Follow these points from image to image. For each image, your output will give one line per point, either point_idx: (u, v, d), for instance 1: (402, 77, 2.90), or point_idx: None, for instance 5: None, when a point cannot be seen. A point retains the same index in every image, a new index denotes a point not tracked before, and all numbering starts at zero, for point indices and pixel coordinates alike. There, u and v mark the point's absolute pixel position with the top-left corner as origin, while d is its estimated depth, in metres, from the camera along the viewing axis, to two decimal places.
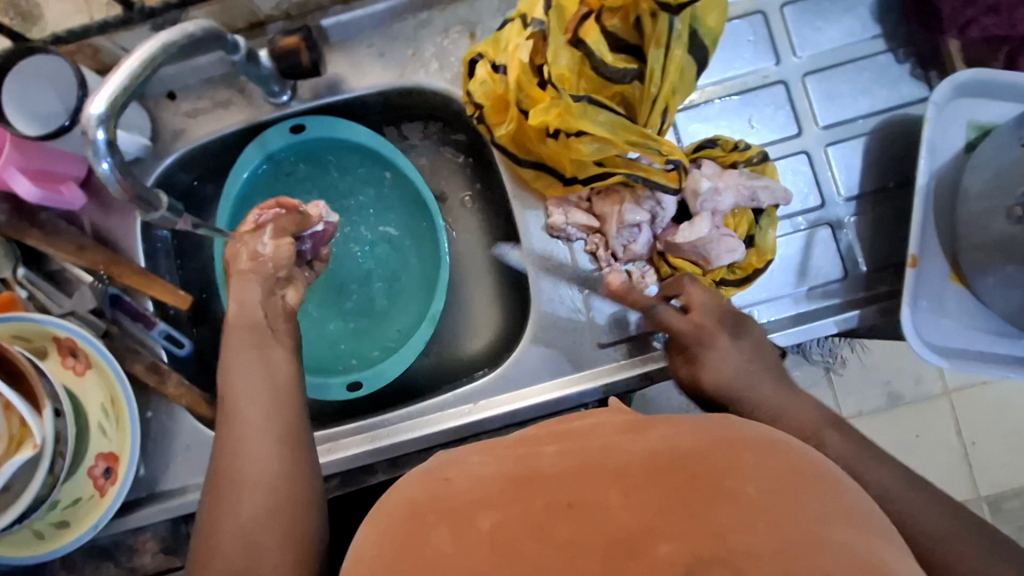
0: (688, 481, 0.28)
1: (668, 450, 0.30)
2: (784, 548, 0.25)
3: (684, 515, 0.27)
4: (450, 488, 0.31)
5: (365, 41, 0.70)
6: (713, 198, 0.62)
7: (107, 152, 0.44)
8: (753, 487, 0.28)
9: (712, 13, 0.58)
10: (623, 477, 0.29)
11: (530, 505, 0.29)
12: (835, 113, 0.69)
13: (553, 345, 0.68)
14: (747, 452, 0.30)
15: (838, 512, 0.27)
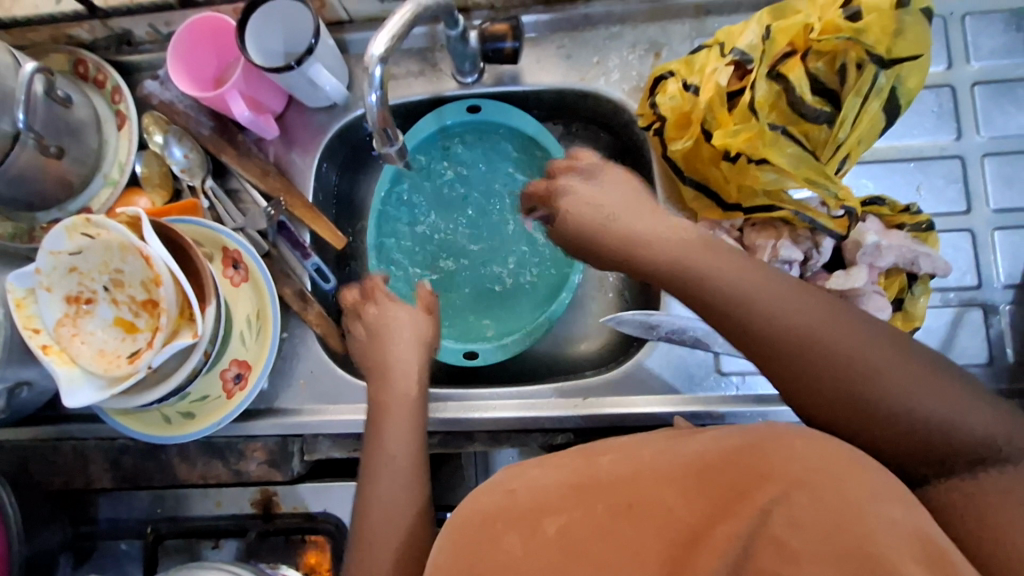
0: (733, 478, 0.36)
1: (713, 457, 0.38)
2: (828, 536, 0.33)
3: (730, 510, 0.35)
4: (517, 498, 0.41)
5: (556, 42, 0.75)
6: (874, 253, 0.62)
7: (379, 86, 0.48)
8: (865, 505, 0.34)
9: (916, 75, 0.59)
10: (676, 483, 0.37)
11: (592, 508, 0.39)
12: (1009, 199, 0.68)
13: (674, 361, 0.70)
14: (797, 444, 0.36)
15: (879, 497, 0.34)
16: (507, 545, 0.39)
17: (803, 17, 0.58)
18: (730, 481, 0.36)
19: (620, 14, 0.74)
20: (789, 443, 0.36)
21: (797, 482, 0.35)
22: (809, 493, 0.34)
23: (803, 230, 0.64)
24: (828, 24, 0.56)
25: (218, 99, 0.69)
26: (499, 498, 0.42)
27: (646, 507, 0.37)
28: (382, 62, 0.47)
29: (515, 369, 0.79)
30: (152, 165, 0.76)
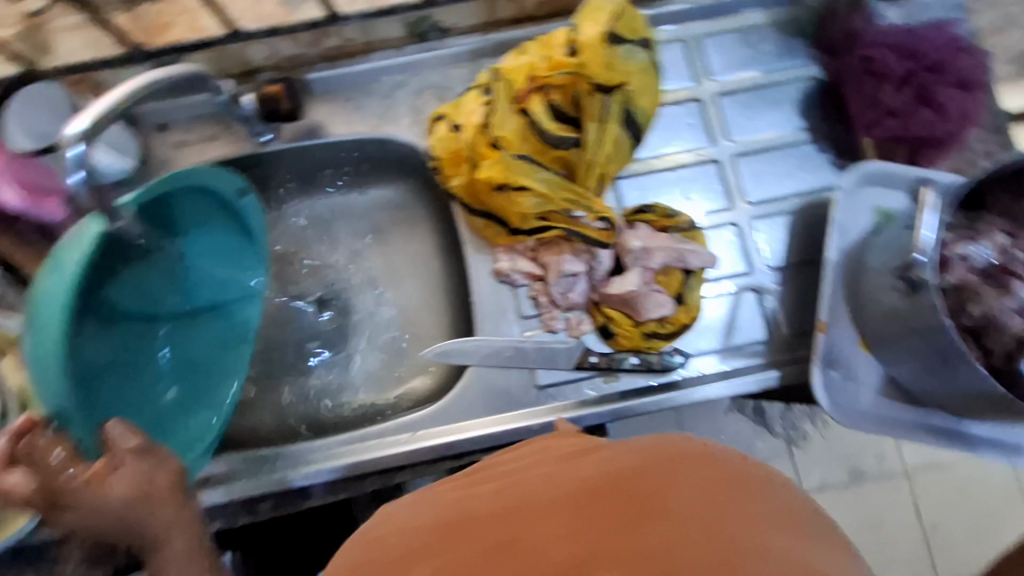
0: (626, 500, 0.38)
1: (610, 477, 0.40)
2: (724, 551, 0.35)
3: (627, 528, 0.37)
4: (383, 544, 0.42)
5: (345, 95, 0.78)
6: (644, 257, 0.68)
7: (78, 166, 0.49)
8: (746, 512, 0.38)
9: (645, 96, 0.65)
10: (556, 508, 0.39)
11: (465, 547, 0.39)
12: (764, 192, 0.77)
13: (491, 383, 0.72)
14: (680, 470, 0.41)
15: (765, 516, 0.38)
16: None
17: (532, 56, 0.64)
18: (633, 500, 0.38)
19: (402, 63, 0.78)
20: (686, 468, 0.41)
21: (683, 510, 0.37)
22: (701, 513, 0.37)
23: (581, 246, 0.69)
24: (554, 61, 0.62)
25: None
26: (363, 553, 0.43)
27: (528, 540, 0.38)
28: (80, 139, 0.49)
29: (347, 419, 0.77)
30: None
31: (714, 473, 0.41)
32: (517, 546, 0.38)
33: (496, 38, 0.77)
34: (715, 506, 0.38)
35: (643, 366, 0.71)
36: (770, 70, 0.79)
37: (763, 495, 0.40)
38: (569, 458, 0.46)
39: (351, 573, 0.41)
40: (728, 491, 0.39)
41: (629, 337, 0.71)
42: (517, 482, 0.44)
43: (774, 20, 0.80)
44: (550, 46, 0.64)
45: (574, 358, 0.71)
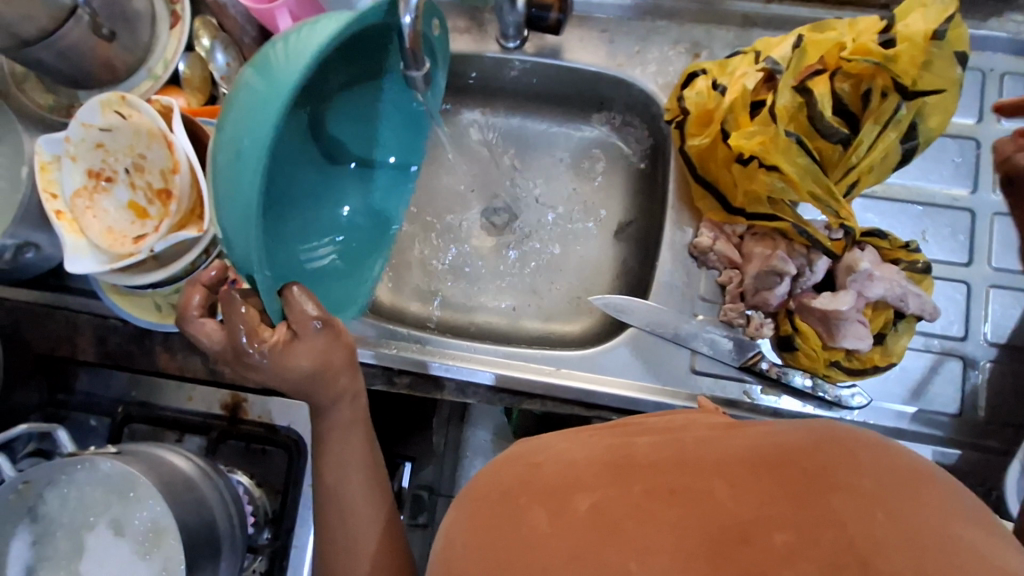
0: (796, 475, 0.33)
1: (779, 450, 0.35)
2: (912, 548, 0.28)
3: (796, 502, 0.32)
4: (542, 472, 0.40)
5: (601, 26, 0.77)
6: (865, 281, 0.63)
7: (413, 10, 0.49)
8: (930, 505, 0.31)
9: (937, 116, 0.59)
10: (726, 472, 0.35)
11: (629, 488, 0.36)
12: (1012, 261, 0.68)
13: (650, 351, 0.71)
14: (857, 456, 0.34)
15: (959, 517, 0.30)
16: (528, 519, 0.37)
17: (836, 34, 0.59)
18: (795, 483, 0.33)
19: (668, 10, 0.75)
20: (859, 456, 0.34)
21: (858, 491, 0.32)
22: (878, 503, 0.31)
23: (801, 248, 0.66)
24: (859, 45, 0.57)
25: (267, 14, 0.72)
26: (520, 471, 0.42)
27: (696, 492, 0.34)
28: None
29: (492, 329, 0.79)
30: (196, 68, 0.78)
31: (882, 459, 0.34)
32: (684, 496, 0.34)
33: (778, 12, 0.72)
34: (904, 491, 0.31)
35: (813, 392, 0.67)
36: None
37: (962, 501, 0.32)
38: (726, 429, 0.45)
39: (505, 493, 0.40)
40: (918, 483, 0.32)
41: (811, 356, 0.66)
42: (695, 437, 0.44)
43: None
44: (859, 30, 0.59)
45: (743, 357, 0.69)
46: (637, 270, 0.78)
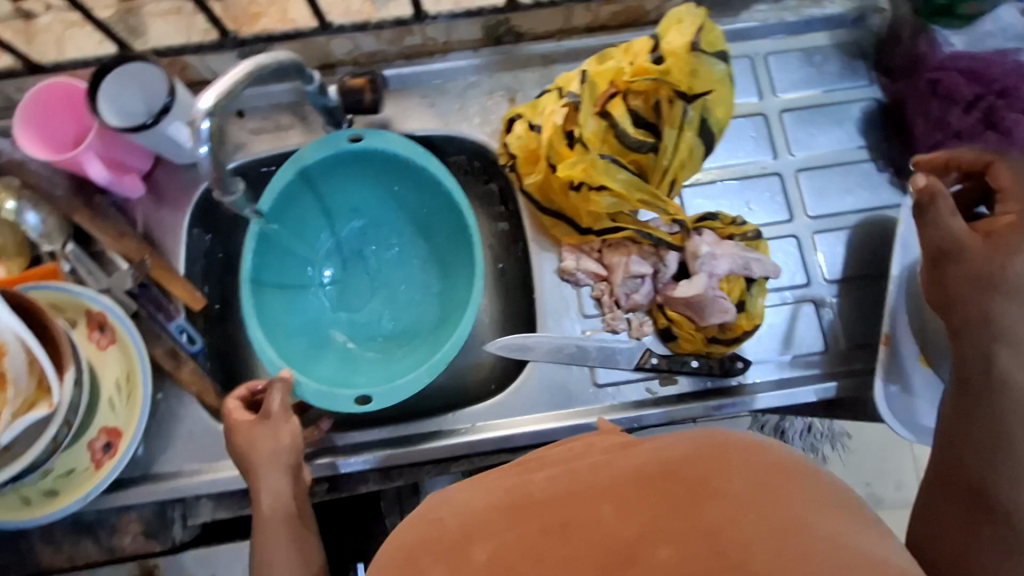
0: (678, 484, 0.36)
1: (662, 460, 0.38)
2: (777, 537, 0.32)
3: (676, 517, 0.34)
4: (443, 525, 0.38)
5: (419, 92, 0.81)
6: (711, 261, 0.69)
7: (207, 138, 0.52)
8: (794, 494, 0.35)
9: (722, 106, 0.67)
10: (612, 493, 0.36)
11: (526, 527, 0.36)
12: (823, 206, 0.78)
13: (553, 379, 0.73)
14: (732, 457, 0.37)
15: (819, 504, 0.35)
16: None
17: (615, 62, 0.66)
18: (676, 498, 0.35)
19: (476, 65, 0.80)
20: (731, 459, 0.37)
21: (730, 493, 0.34)
22: (755, 504, 0.34)
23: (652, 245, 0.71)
24: (637, 65, 0.65)
25: (72, 161, 0.69)
26: (423, 530, 0.39)
27: (583, 522, 0.35)
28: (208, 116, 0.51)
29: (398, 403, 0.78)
30: (6, 234, 0.72)
31: (743, 455, 0.38)
32: (576, 527, 0.35)
33: (570, 46, 0.79)
34: (769, 487, 0.35)
35: (702, 371, 0.72)
36: (832, 90, 0.81)
37: (818, 484, 0.37)
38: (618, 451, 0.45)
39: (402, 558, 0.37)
40: (790, 473, 0.37)
41: (690, 340, 0.71)
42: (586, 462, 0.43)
43: (838, 41, 0.82)
44: (635, 50, 0.66)
45: (635, 359, 0.72)
46: (520, 305, 0.80)
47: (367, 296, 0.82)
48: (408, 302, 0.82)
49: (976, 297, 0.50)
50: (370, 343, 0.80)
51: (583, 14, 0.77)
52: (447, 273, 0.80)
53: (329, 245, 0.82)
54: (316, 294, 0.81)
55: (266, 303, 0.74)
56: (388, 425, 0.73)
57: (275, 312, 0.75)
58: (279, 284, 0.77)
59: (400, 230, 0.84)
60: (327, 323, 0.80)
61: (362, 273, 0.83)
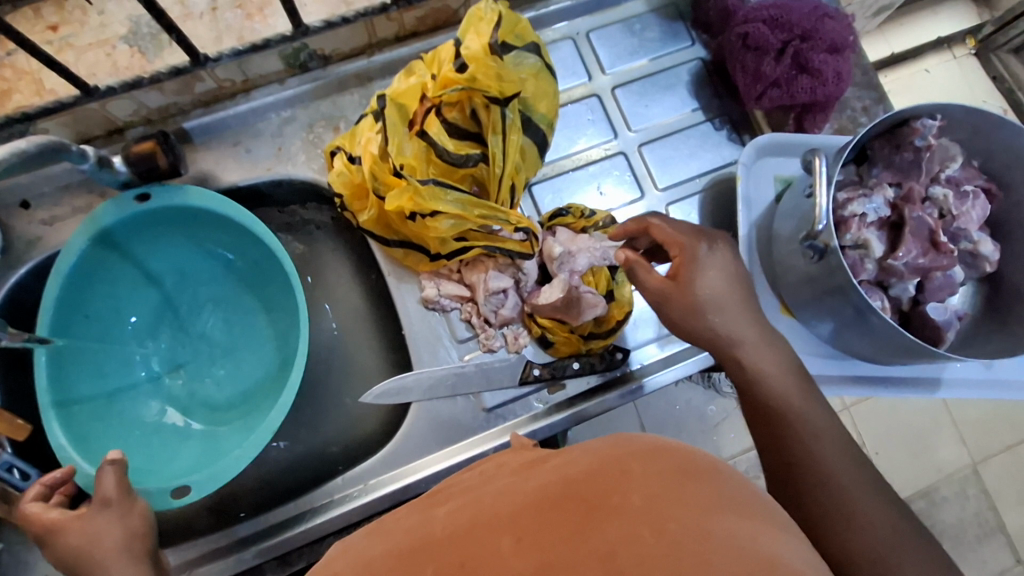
0: (579, 505, 0.31)
1: (563, 482, 0.34)
2: (675, 550, 0.28)
3: (574, 542, 0.30)
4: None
5: (230, 140, 0.73)
6: (568, 259, 0.67)
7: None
8: (701, 494, 0.32)
9: (543, 101, 0.64)
10: (515, 526, 0.31)
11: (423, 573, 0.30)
12: (671, 176, 0.77)
13: (440, 415, 0.69)
14: (634, 465, 0.34)
15: (726, 505, 0.32)
16: None
17: (418, 78, 0.63)
18: (571, 523, 0.30)
19: (285, 98, 0.73)
20: (631, 469, 0.33)
21: (628, 507, 0.31)
22: (660, 521, 0.30)
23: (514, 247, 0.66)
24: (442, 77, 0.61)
25: None
26: None
27: (480, 559, 0.30)
28: None
29: (289, 473, 0.73)
30: None
31: (647, 462, 0.34)
32: (475, 565, 0.30)
33: (384, 58, 0.73)
34: (669, 493, 0.31)
35: (586, 369, 0.70)
36: (658, 56, 0.80)
37: (727, 485, 0.34)
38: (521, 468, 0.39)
39: None
40: (695, 477, 0.33)
41: (567, 342, 0.69)
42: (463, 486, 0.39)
43: (655, 7, 0.81)
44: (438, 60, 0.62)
45: (518, 374, 0.70)
46: (395, 341, 0.76)
47: (210, 362, 0.75)
48: (256, 355, 0.75)
49: (687, 321, 0.58)
50: (226, 412, 0.73)
51: (386, 25, 0.71)
52: (282, 309, 0.74)
53: (151, 327, 0.74)
54: (155, 369, 0.74)
55: (83, 418, 0.66)
56: (284, 508, 0.67)
57: (100, 423, 0.67)
58: (98, 393, 0.69)
59: (234, 284, 0.76)
60: (172, 406, 0.73)
61: (202, 338, 0.76)
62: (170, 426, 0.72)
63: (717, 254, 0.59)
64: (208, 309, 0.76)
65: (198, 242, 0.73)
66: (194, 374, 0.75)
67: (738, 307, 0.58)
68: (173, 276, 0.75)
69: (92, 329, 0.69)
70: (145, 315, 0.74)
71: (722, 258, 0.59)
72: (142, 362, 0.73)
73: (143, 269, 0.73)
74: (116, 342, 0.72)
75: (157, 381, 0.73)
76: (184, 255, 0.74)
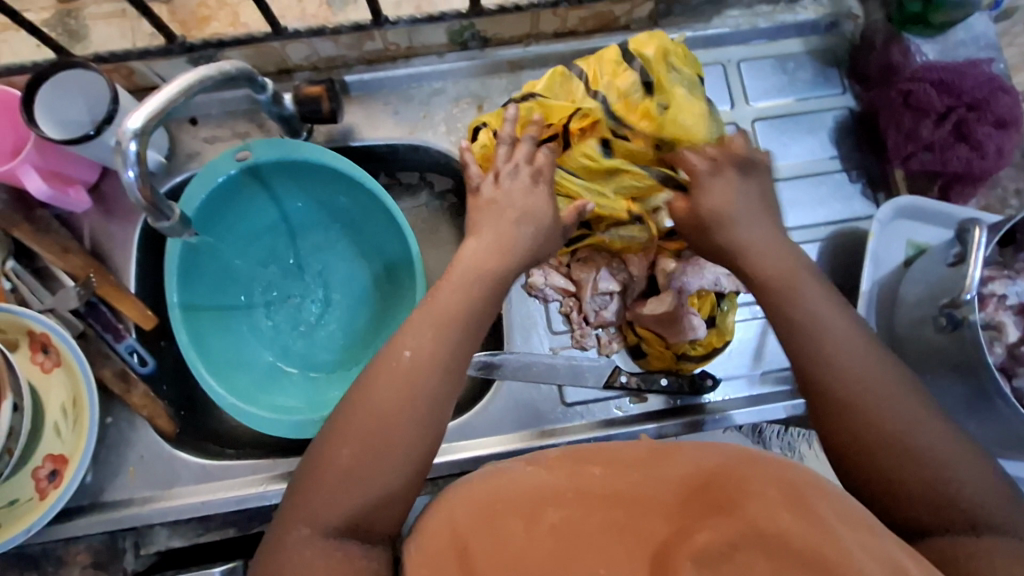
0: (719, 489, 0.37)
1: (699, 469, 0.39)
2: (808, 529, 0.34)
3: (718, 515, 0.35)
4: None
5: (382, 99, 0.77)
6: (681, 277, 0.68)
7: (135, 162, 0.49)
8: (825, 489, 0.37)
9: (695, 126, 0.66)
10: (663, 496, 0.37)
11: (586, 522, 0.37)
12: (795, 218, 0.76)
13: (520, 397, 0.71)
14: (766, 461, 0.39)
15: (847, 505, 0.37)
16: None
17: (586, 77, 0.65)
18: (716, 499, 0.36)
19: (440, 70, 0.77)
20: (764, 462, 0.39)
21: (763, 493, 0.36)
22: (797, 510, 0.35)
23: (630, 251, 0.70)
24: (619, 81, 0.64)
25: (9, 174, 0.65)
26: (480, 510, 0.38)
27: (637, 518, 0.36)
28: (137, 136, 0.48)
29: None
30: None
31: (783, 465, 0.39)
32: (632, 520, 0.36)
33: (539, 52, 0.76)
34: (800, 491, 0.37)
35: (672, 389, 0.71)
36: (805, 98, 0.79)
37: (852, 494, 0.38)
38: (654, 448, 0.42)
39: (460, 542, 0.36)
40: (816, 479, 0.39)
41: (659, 357, 0.70)
42: (586, 459, 0.42)
43: (812, 49, 0.80)
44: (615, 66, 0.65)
45: (604, 378, 0.71)
46: None
47: (313, 308, 0.81)
48: (355, 315, 0.81)
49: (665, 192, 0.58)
50: (321, 361, 0.79)
51: (550, 20, 0.74)
52: (388, 283, 0.80)
53: (267, 256, 0.81)
54: (264, 301, 0.81)
55: (202, 325, 0.74)
56: None
57: (215, 334, 0.75)
58: (217, 304, 0.77)
59: (349, 243, 0.82)
60: (272, 340, 0.80)
61: (310, 284, 0.82)
62: (261, 351, 0.79)
63: (720, 178, 0.59)
64: (320, 259, 0.82)
65: (329, 202, 0.79)
66: (297, 316, 0.81)
67: (742, 222, 0.57)
68: (297, 222, 0.81)
69: (224, 248, 0.77)
70: (265, 249, 0.81)
71: (734, 180, 0.58)
72: (256, 295, 0.80)
73: (272, 208, 0.79)
74: (236, 272, 0.79)
75: (264, 314, 0.80)
76: (314, 203, 0.79)
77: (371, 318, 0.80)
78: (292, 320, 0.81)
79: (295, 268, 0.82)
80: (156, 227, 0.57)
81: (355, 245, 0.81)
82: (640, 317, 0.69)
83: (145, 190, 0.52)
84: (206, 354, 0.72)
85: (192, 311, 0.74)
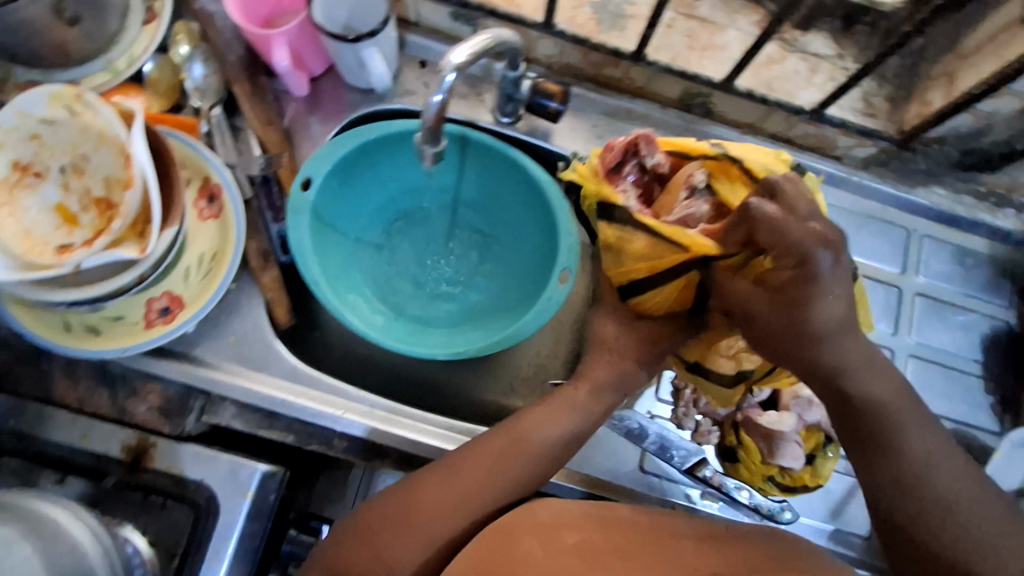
0: None
1: None
2: None
3: None
4: None
5: (591, 120, 0.79)
6: (806, 405, 0.68)
7: (445, 88, 0.52)
8: None
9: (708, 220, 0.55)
10: None
11: None
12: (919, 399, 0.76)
13: (601, 444, 0.71)
14: None
15: None
16: None
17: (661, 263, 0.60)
18: None
19: (654, 119, 0.79)
20: None
21: None
22: None
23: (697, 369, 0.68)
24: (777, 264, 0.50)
25: (263, 39, 0.69)
26: None
27: None
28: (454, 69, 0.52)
29: (443, 395, 0.79)
30: (164, 72, 0.73)
31: None
32: None
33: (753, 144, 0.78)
34: None
35: (748, 505, 0.69)
36: (970, 295, 0.80)
37: None
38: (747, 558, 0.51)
39: None
40: None
41: (750, 470, 0.69)
42: None
43: (995, 254, 0.81)
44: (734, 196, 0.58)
45: (688, 463, 0.70)
46: None
47: (443, 265, 0.83)
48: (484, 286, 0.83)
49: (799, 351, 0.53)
50: (436, 317, 0.81)
51: (779, 122, 0.77)
52: (522, 266, 0.82)
53: (421, 207, 0.84)
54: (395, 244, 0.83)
55: (325, 244, 0.76)
56: (425, 420, 0.70)
57: (338, 261, 0.77)
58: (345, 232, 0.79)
59: (495, 220, 0.83)
60: (394, 281, 0.82)
61: (449, 243, 0.84)
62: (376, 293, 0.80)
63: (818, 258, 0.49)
64: (461, 224, 0.84)
65: (490, 182, 0.80)
66: (425, 266, 0.83)
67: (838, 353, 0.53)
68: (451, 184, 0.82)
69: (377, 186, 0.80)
70: (419, 196, 0.83)
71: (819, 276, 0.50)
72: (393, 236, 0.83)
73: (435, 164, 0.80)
74: (369, 209, 0.81)
75: (393, 254, 0.83)
76: (476, 182, 0.81)
77: (495, 292, 0.82)
78: (417, 267, 0.83)
79: (436, 224, 0.84)
80: (418, 151, 0.59)
81: (498, 223, 0.83)
82: (750, 424, 0.68)
83: (437, 113, 0.55)
84: (327, 273, 0.74)
85: (321, 224, 0.75)
